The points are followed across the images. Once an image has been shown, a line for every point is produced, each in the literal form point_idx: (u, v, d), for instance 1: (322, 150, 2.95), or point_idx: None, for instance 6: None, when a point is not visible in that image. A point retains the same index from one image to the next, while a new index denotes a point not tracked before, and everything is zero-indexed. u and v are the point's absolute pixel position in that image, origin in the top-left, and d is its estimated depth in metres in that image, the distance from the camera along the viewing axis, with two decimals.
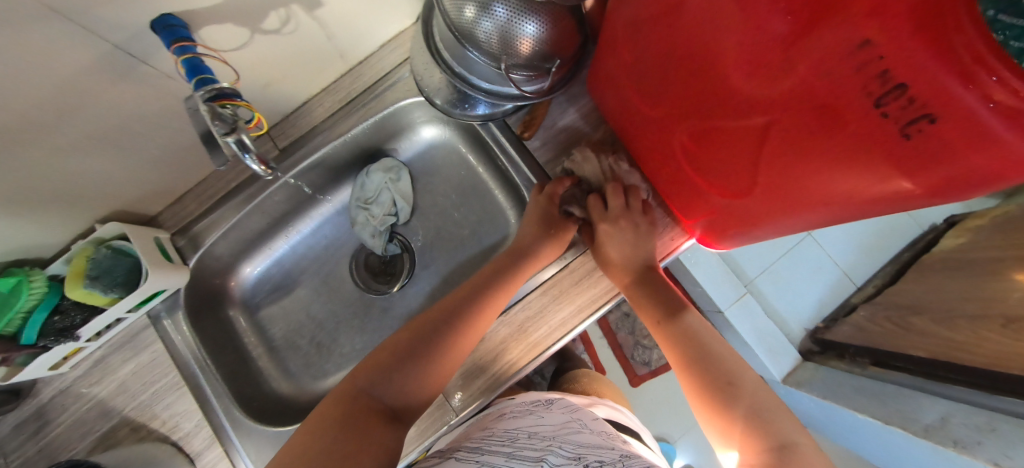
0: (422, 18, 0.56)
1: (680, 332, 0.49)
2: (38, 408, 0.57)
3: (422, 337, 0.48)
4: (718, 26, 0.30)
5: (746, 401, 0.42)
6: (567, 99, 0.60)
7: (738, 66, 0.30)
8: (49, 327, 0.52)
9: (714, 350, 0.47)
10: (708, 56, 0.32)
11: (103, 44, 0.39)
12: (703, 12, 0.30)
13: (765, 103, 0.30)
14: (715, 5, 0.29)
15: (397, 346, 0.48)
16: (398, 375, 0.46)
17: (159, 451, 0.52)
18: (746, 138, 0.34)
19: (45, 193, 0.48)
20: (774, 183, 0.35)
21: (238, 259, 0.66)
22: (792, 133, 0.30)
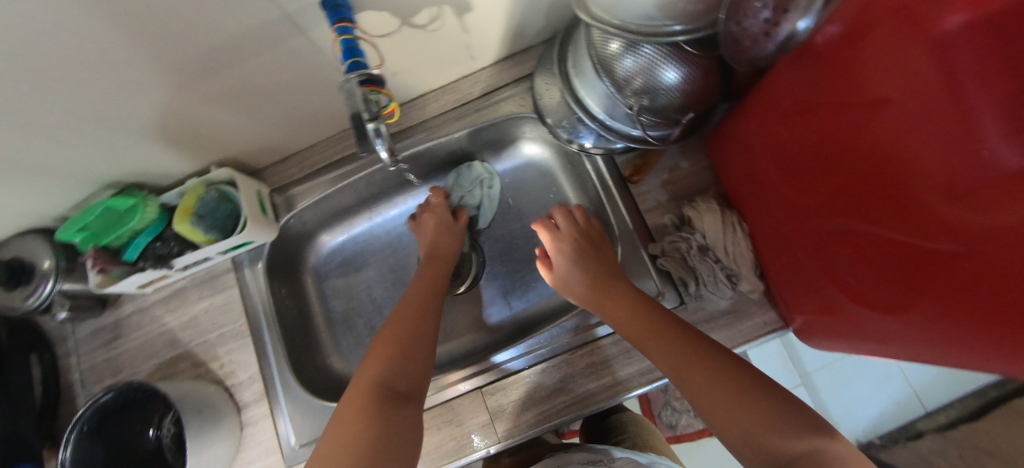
0: (559, 40, 0.57)
1: (720, 397, 0.39)
2: (116, 320, 0.61)
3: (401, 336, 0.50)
4: (927, 124, 0.25)
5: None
6: (683, 151, 0.58)
7: (938, 173, 0.26)
8: (150, 251, 0.56)
9: (769, 416, 0.37)
10: (899, 147, 0.28)
11: (277, 12, 0.40)
12: (913, 102, 0.26)
13: (960, 225, 0.25)
14: (931, 101, 0.25)
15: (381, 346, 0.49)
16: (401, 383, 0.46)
17: (214, 393, 0.54)
18: (916, 249, 0.29)
19: (181, 131, 0.52)
20: (931, 306, 0.29)
21: (320, 228, 0.69)
22: (977, 275, 0.25)
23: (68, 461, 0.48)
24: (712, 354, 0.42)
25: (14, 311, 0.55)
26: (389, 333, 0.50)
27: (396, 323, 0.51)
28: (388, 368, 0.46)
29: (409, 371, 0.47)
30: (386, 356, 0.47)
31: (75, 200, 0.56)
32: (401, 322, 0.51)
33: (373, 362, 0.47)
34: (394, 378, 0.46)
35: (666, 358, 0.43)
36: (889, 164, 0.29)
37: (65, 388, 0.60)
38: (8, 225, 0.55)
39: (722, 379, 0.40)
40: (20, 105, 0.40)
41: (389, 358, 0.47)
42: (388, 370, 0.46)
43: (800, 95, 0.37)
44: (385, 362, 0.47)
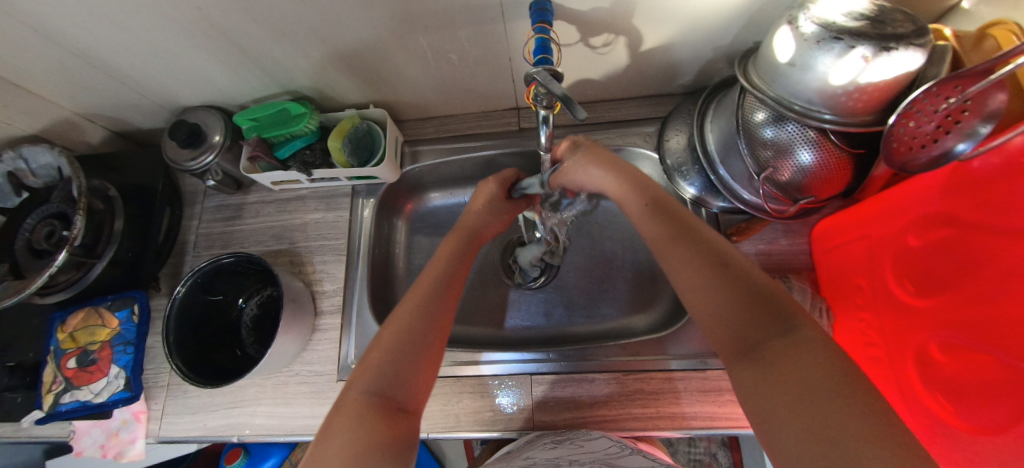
0: (704, 96, 0.62)
1: (704, 293, 0.39)
2: (242, 202, 0.70)
3: (422, 318, 0.44)
4: None
5: (765, 367, 0.33)
6: (784, 230, 0.61)
7: None
8: (299, 155, 0.64)
9: (744, 306, 0.37)
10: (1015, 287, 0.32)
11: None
12: None
13: None
14: None
15: (389, 339, 0.42)
16: (398, 387, 0.40)
17: (304, 292, 0.61)
18: (1007, 381, 0.32)
19: (365, 68, 0.60)
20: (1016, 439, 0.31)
21: (433, 185, 0.75)
22: None
23: (179, 298, 0.54)
24: (710, 250, 0.41)
25: (176, 166, 0.63)
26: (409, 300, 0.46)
27: (402, 313, 0.44)
28: (379, 375, 0.40)
29: (407, 373, 0.41)
30: (385, 352, 0.41)
31: (258, 95, 0.65)
32: (406, 319, 0.44)
33: (370, 358, 0.41)
34: (386, 384, 0.40)
35: (671, 262, 0.43)
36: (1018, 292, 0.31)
37: (180, 244, 0.69)
38: (201, 97, 0.65)
39: (710, 274, 0.40)
40: (281, 13, 0.48)
41: (383, 357, 0.41)
42: (385, 374, 0.40)
43: (941, 210, 0.39)
44: (380, 362, 0.41)
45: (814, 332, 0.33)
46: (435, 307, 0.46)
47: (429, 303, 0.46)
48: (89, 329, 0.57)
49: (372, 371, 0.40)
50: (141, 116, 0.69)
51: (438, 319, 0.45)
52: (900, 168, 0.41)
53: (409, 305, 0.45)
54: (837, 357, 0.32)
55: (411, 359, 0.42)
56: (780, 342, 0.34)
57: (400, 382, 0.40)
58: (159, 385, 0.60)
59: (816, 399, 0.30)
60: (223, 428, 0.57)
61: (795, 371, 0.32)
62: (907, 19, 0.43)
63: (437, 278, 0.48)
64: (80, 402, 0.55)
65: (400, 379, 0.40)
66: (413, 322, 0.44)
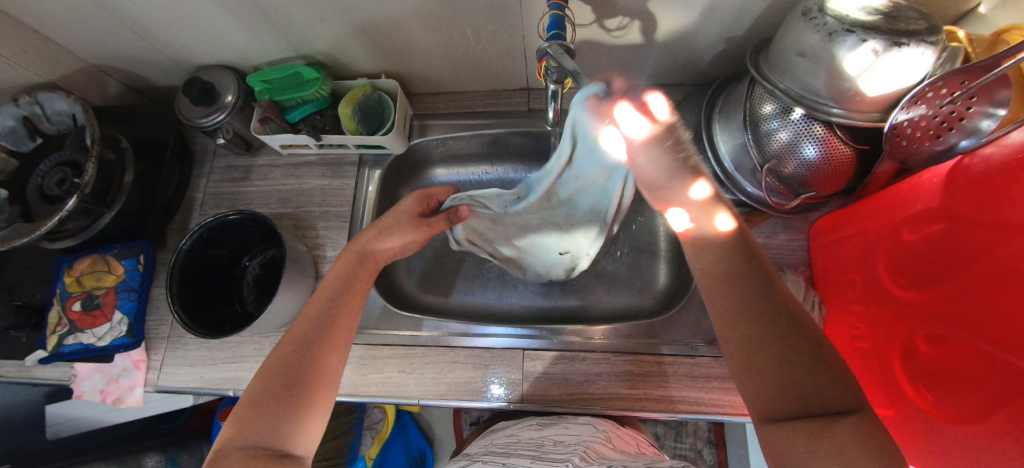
0: (713, 88, 0.62)
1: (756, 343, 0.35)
2: (250, 164, 0.71)
3: (301, 354, 0.43)
4: None
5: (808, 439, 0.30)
6: (784, 225, 0.61)
7: None
8: (309, 120, 0.64)
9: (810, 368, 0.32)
10: (1000, 280, 0.33)
11: None
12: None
13: None
14: None
15: (257, 390, 0.40)
16: (278, 435, 0.38)
17: (305, 256, 0.62)
18: (991, 372, 0.33)
19: (379, 37, 0.60)
20: (995, 426, 0.32)
21: (439, 161, 0.76)
22: None
23: (183, 251, 0.55)
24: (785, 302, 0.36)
25: (187, 122, 0.63)
26: (284, 339, 0.44)
27: (271, 362, 0.42)
28: (255, 425, 0.37)
29: (288, 416, 0.39)
30: (252, 407, 0.39)
31: (274, 58, 0.66)
32: (280, 357, 0.42)
33: (240, 414, 0.38)
34: (263, 436, 0.37)
35: (725, 295, 0.38)
36: (1012, 290, 0.32)
37: (188, 200, 0.70)
38: (217, 56, 0.66)
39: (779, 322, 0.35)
40: None
41: (253, 412, 0.38)
42: (261, 426, 0.38)
43: (938, 206, 0.40)
44: (250, 416, 0.38)
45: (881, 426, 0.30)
46: (318, 336, 0.44)
47: (305, 345, 0.43)
48: (95, 274, 0.58)
49: (245, 425, 0.37)
50: (157, 72, 0.70)
51: (318, 351, 0.44)
52: (902, 163, 0.42)
53: (280, 351, 0.43)
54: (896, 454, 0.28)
55: (288, 407, 0.39)
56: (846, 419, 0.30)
57: (280, 432, 0.38)
58: (159, 336, 0.61)
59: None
60: (220, 382, 0.59)
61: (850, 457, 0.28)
62: (922, 17, 0.43)
63: (314, 313, 0.46)
64: (82, 344, 0.56)
65: (278, 429, 0.38)
66: (285, 364, 0.42)
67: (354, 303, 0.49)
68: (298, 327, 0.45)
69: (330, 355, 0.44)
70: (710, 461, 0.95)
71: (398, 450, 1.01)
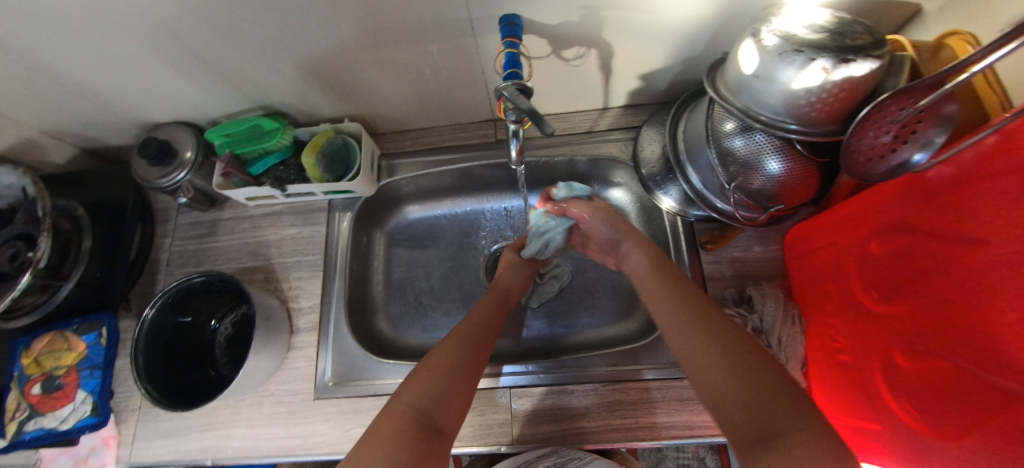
0: (676, 107, 0.62)
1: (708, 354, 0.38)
2: (216, 219, 0.69)
3: (468, 345, 0.47)
4: (1007, 283, 0.30)
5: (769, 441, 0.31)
6: (758, 237, 0.61)
7: (1009, 324, 0.30)
8: (272, 171, 0.63)
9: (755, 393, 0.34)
10: (973, 296, 0.32)
11: (465, 13, 0.47)
12: (999, 265, 0.31)
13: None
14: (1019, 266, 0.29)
15: (439, 363, 0.44)
16: (439, 409, 0.40)
17: (278, 311, 0.60)
18: (976, 392, 0.32)
19: (338, 83, 0.60)
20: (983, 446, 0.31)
21: (411, 198, 0.75)
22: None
23: (148, 320, 0.53)
24: (727, 336, 0.39)
25: (146, 183, 0.61)
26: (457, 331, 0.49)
27: (448, 344, 0.46)
28: (426, 393, 0.41)
29: (451, 396, 0.42)
30: (433, 376, 0.42)
31: (231, 110, 0.65)
32: (455, 344, 0.47)
33: (420, 378, 0.42)
34: (429, 406, 0.40)
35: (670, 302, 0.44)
36: (986, 304, 0.31)
37: (152, 262, 0.68)
38: (173, 113, 0.64)
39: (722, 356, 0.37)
40: (250, 29, 0.48)
41: (431, 381, 0.42)
42: (428, 394, 0.41)
43: (903, 217, 0.40)
44: (428, 383, 0.42)
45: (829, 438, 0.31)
46: (479, 347, 0.48)
47: (468, 345, 0.47)
48: (55, 354, 0.55)
49: (420, 389, 0.41)
50: (112, 133, 0.68)
51: (480, 353, 0.47)
52: (862, 178, 0.42)
53: (456, 339, 0.47)
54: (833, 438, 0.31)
55: (451, 387, 0.42)
56: (794, 440, 0.31)
57: (440, 408, 0.41)
58: (130, 408, 0.58)
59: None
60: (196, 452, 0.56)
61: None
62: (866, 31, 0.44)
63: (476, 325, 0.50)
64: (45, 429, 0.53)
65: (441, 405, 0.41)
66: (461, 348, 0.46)
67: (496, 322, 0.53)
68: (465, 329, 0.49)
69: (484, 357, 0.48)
70: None
71: None
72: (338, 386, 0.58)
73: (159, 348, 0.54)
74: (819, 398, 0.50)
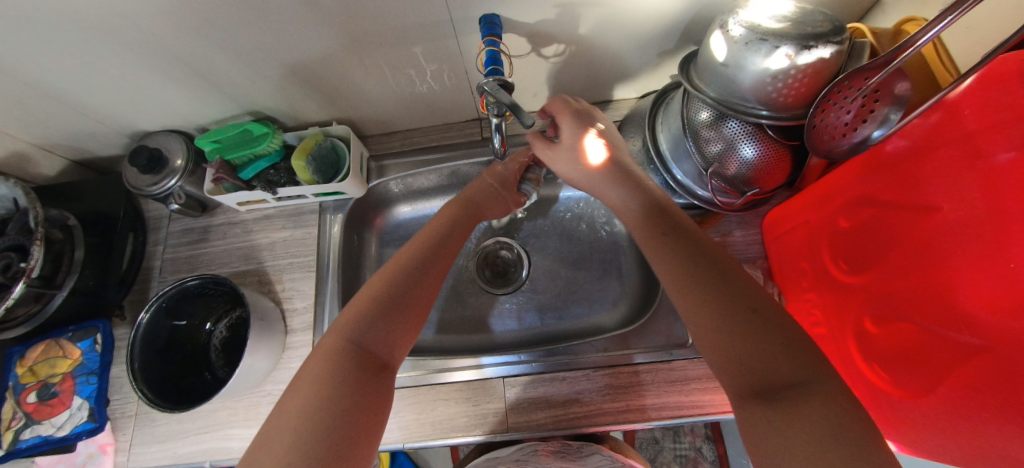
0: (653, 99, 0.65)
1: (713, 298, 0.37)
2: (207, 225, 0.70)
3: (411, 270, 0.47)
4: (964, 243, 0.32)
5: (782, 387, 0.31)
6: (738, 222, 0.63)
7: (969, 282, 0.31)
8: (263, 175, 0.64)
9: (765, 346, 0.33)
10: (934, 259, 0.34)
11: (445, 14, 0.49)
12: (955, 227, 0.33)
13: (987, 328, 0.30)
14: (974, 226, 0.31)
15: (374, 297, 0.44)
16: (377, 342, 0.42)
17: (273, 311, 0.60)
18: (941, 349, 0.34)
19: (325, 87, 0.61)
20: (952, 401, 0.33)
21: (401, 198, 0.76)
22: (991, 371, 0.30)
23: (143, 324, 0.53)
24: (742, 291, 0.37)
25: (137, 191, 0.62)
26: (399, 259, 0.49)
27: (385, 273, 0.47)
28: (361, 326, 0.42)
29: (391, 324, 0.44)
30: (367, 308, 0.43)
31: (220, 117, 0.66)
32: (393, 274, 0.47)
33: (354, 312, 0.43)
34: (366, 336, 0.42)
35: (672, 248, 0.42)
36: (945, 264, 0.33)
37: (145, 270, 0.68)
38: (162, 122, 0.66)
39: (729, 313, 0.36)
40: (238, 37, 0.50)
41: (367, 313, 0.43)
42: (366, 329, 0.42)
43: (867, 192, 0.42)
44: (363, 316, 0.43)
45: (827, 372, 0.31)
46: (425, 268, 0.49)
47: (412, 271, 0.48)
48: (50, 361, 0.56)
49: (353, 323, 0.42)
50: (102, 143, 0.68)
51: (424, 276, 0.48)
52: (827, 155, 0.45)
53: (394, 269, 0.47)
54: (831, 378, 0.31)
55: (393, 320, 0.44)
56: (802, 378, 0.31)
57: (380, 336, 0.43)
58: (126, 415, 0.58)
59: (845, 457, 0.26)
60: (194, 455, 0.56)
61: (821, 422, 0.28)
62: (827, 19, 0.46)
63: (422, 247, 0.51)
64: (42, 436, 0.53)
65: (380, 333, 0.43)
66: (400, 277, 0.47)
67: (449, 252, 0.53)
68: (408, 257, 0.49)
69: (433, 280, 0.49)
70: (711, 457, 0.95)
71: None
72: None
73: (155, 351, 0.55)
74: None
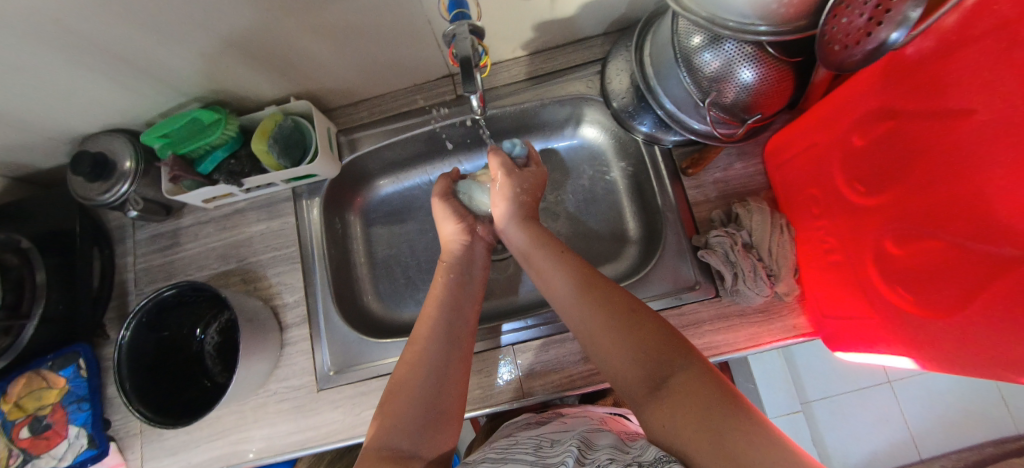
0: (638, 30, 0.59)
1: (609, 323, 0.43)
2: (175, 228, 0.65)
3: (437, 341, 0.47)
4: (1002, 147, 0.29)
5: (673, 403, 0.35)
6: (738, 153, 0.59)
7: (1006, 187, 0.29)
8: (224, 166, 0.58)
9: (649, 345, 0.40)
10: (967, 168, 0.31)
11: None
12: (992, 128, 0.29)
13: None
14: (1012, 125, 0.28)
15: (401, 384, 0.44)
16: (413, 438, 0.41)
17: (262, 311, 0.57)
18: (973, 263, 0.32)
19: (272, 58, 0.54)
20: (986, 317, 0.31)
21: (380, 172, 0.72)
22: None
23: (126, 343, 0.50)
24: (634, 319, 0.42)
25: (89, 202, 0.57)
26: (420, 334, 0.48)
27: (409, 360, 0.46)
28: (393, 428, 0.41)
29: (431, 414, 0.43)
30: (401, 402, 0.43)
31: (163, 107, 0.59)
32: (416, 355, 0.46)
33: (387, 410, 0.43)
34: (400, 437, 0.41)
35: (567, 283, 0.47)
36: (978, 172, 0.31)
37: (119, 284, 0.64)
38: (100, 121, 0.59)
39: (615, 332, 0.42)
40: (159, 10, 0.42)
41: (398, 408, 0.42)
42: (397, 428, 0.41)
43: (884, 103, 0.38)
44: (394, 415, 0.42)
45: (707, 372, 0.36)
46: (455, 332, 0.48)
47: (443, 345, 0.47)
48: (36, 394, 0.53)
49: (385, 425, 0.42)
50: (40, 154, 0.62)
51: (457, 337, 0.48)
52: (838, 68, 0.38)
53: (417, 351, 0.46)
54: (715, 385, 0.35)
55: (425, 417, 0.43)
56: (687, 381, 0.36)
57: (414, 436, 0.41)
58: (131, 434, 0.57)
59: (719, 425, 0.31)
60: (210, 462, 0.55)
61: (698, 399, 0.34)
62: None
63: (442, 302, 0.51)
64: None
65: (414, 434, 0.42)
66: (428, 350, 0.46)
67: (471, 318, 0.51)
68: (430, 320, 0.49)
69: (465, 349, 0.48)
70: None
71: None
72: (341, 373, 0.57)
73: (148, 368, 0.52)
74: (812, 298, 0.51)
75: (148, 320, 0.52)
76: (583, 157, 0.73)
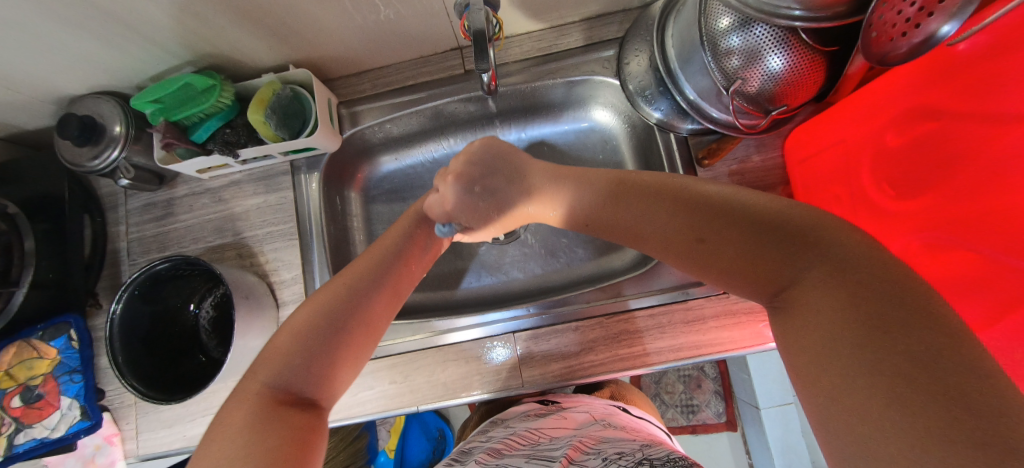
0: (661, 7, 0.55)
1: (682, 246, 0.36)
2: (169, 198, 0.63)
3: (364, 280, 0.42)
4: None
5: (797, 317, 0.28)
6: (757, 145, 0.57)
7: None
8: (219, 136, 0.56)
9: (745, 253, 0.32)
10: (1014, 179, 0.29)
11: None
12: None
13: None
14: None
15: (306, 320, 0.38)
16: (309, 375, 0.36)
17: (259, 288, 0.56)
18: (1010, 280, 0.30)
19: (270, 22, 0.51)
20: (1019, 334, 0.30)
21: (382, 148, 0.69)
22: None
23: (118, 316, 0.49)
24: (714, 223, 0.34)
25: (78, 168, 0.54)
26: (347, 273, 0.43)
27: (324, 294, 0.41)
28: (287, 362, 0.36)
29: (333, 352, 0.38)
30: (301, 334, 0.37)
31: (154, 70, 0.56)
32: (335, 293, 0.41)
33: (281, 342, 0.37)
34: (294, 373, 0.36)
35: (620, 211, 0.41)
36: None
37: (112, 254, 0.62)
38: (87, 82, 0.55)
39: (692, 257, 0.35)
40: None
41: (300, 339, 0.37)
42: (291, 361, 0.36)
43: (929, 102, 0.35)
44: (295, 344, 0.37)
45: (834, 266, 0.27)
46: (383, 275, 0.44)
47: (365, 284, 0.42)
48: (26, 363, 0.53)
49: (281, 359, 0.36)
50: (26, 114, 0.59)
51: (386, 282, 0.44)
52: (879, 62, 0.35)
53: (336, 287, 0.41)
54: (845, 284, 0.26)
55: (323, 352, 0.37)
56: (810, 288, 0.28)
57: (307, 371, 0.36)
58: (125, 405, 0.56)
59: (869, 336, 0.23)
60: None
61: (825, 313, 0.26)
62: None
63: (383, 251, 0.46)
64: (37, 439, 0.52)
65: (307, 368, 0.36)
66: (354, 288, 0.41)
67: (404, 268, 0.47)
68: (361, 265, 0.44)
69: (389, 295, 0.44)
70: (712, 373, 1.13)
71: (418, 434, 1.06)
72: None
73: (141, 339, 0.51)
74: None
75: (140, 292, 0.51)
76: (594, 141, 0.71)
